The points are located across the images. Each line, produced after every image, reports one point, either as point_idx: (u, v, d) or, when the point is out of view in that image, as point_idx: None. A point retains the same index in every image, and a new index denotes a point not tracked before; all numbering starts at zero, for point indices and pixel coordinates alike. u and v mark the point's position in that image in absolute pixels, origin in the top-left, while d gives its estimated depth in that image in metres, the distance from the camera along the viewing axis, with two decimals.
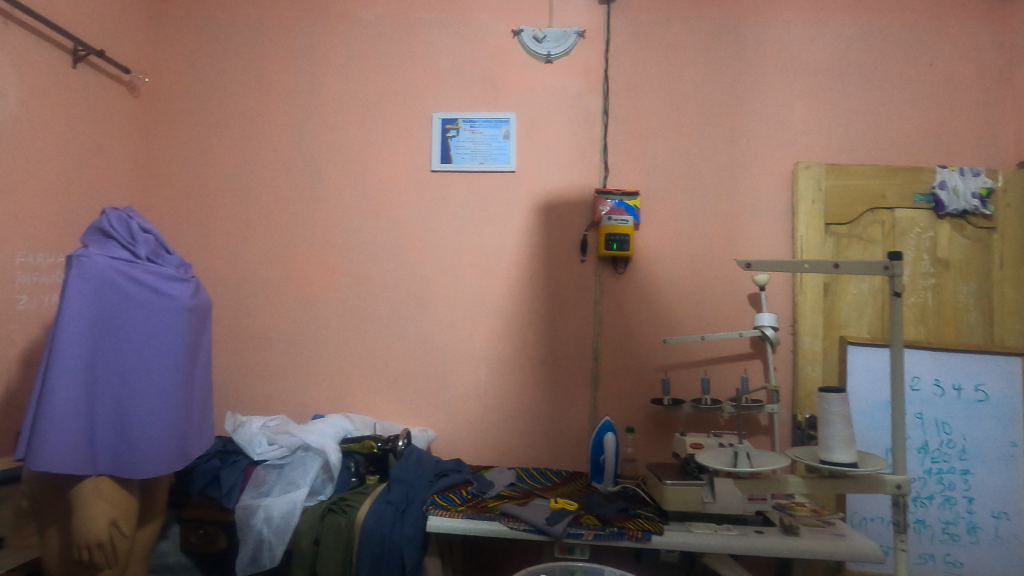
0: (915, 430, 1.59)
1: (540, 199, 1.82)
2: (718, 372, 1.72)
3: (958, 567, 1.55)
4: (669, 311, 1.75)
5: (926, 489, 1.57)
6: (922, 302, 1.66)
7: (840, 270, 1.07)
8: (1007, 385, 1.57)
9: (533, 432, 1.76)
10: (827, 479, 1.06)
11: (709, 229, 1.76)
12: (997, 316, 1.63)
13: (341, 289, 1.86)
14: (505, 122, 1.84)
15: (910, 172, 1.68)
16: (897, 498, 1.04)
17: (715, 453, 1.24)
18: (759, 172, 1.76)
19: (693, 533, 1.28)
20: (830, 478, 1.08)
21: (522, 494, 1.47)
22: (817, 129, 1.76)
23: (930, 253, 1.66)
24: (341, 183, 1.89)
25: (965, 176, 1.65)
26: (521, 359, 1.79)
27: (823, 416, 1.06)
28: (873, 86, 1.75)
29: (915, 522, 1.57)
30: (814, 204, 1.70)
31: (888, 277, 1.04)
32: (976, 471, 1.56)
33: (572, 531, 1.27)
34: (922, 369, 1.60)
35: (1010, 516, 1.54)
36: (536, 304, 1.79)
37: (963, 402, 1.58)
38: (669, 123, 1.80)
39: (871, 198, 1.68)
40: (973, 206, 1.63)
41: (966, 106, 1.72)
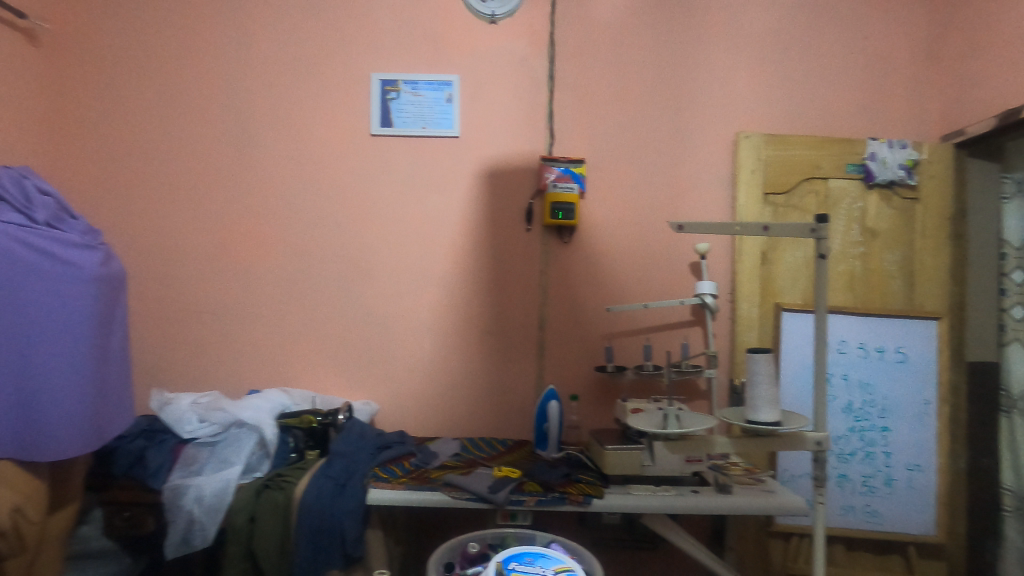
0: (842, 391, 1.67)
1: (485, 166, 1.77)
2: (661, 340, 1.75)
3: (876, 517, 1.66)
4: (614, 281, 1.76)
5: (850, 446, 1.67)
6: (851, 270, 1.73)
7: (770, 232, 1.09)
8: (924, 347, 1.67)
9: (479, 402, 1.75)
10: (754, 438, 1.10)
11: (654, 198, 1.76)
12: (918, 282, 1.72)
13: (276, 259, 1.77)
14: (448, 85, 1.77)
15: (844, 144, 1.73)
16: (818, 454, 1.08)
17: (644, 415, 1.26)
18: (703, 141, 1.77)
19: (633, 495, 1.31)
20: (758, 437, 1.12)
21: (465, 463, 1.47)
22: (759, 99, 1.78)
23: (859, 223, 1.73)
24: (275, 147, 1.78)
25: (893, 148, 1.71)
26: (466, 328, 1.76)
27: (751, 377, 1.09)
28: (813, 57, 1.78)
29: (839, 477, 1.67)
30: (754, 174, 1.72)
31: (815, 240, 1.07)
32: (894, 427, 1.66)
33: (514, 498, 1.28)
34: (849, 333, 1.68)
35: (922, 468, 1.65)
36: (482, 274, 1.77)
37: (885, 363, 1.67)
38: (615, 90, 1.77)
39: (807, 169, 1.73)
40: (899, 176, 1.70)
41: (897, 80, 1.78)
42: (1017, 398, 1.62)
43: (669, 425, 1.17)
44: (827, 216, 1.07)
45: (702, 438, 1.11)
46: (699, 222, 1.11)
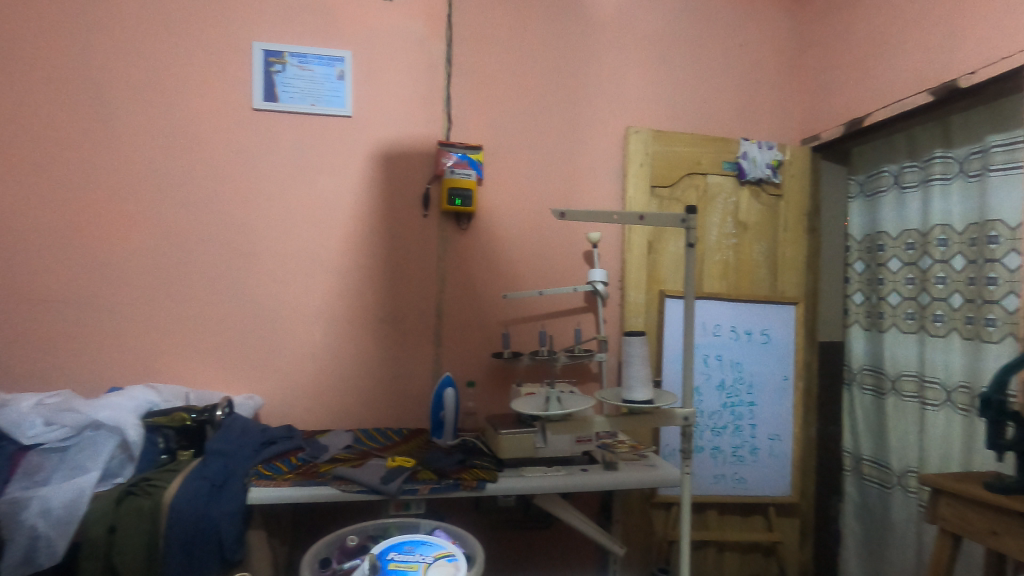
0: (716, 370, 1.82)
1: (380, 148, 1.71)
2: (555, 326, 1.80)
3: (742, 483, 1.84)
4: (510, 268, 1.78)
5: (722, 420, 1.82)
6: (725, 260, 1.89)
7: (646, 222, 1.14)
8: (785, 329, 1.86)
9: (374, 392, 1.71)
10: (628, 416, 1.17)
11: (550, 188, 1.80)
12: (780, 271, 1.91)
13: (142, 242, 1.60)
14: (340, 61, 1.68)
15: (721, 143, 1.87)
16: (686, 428, 1.17)
17: (529, 400, 1.29)
18: (596, 134, 1.84)
19: (525, 477, 1.34)
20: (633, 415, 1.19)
21: (358, 455, 1.43)
22: (647, 97, 1.87)
23: (733, 217, 1.88)
24: (138, 117, 1.59)
25: (762, 149, 1.88)
26: (360, 316, 1.70)
27: (627, 358, 1.15)
28: (696, 60, 1.90)
29: (713, 449, 1.82)
30: (642, 167, 1.81)
31: (685, 229, 1.14)
32: (759, 402, 1.84)
33: (407, 488, 1.26)
34: (723, 317, 1.83)
35: (781, 437, 1.85)
36: (377, 260, 1.71)
37: (752, 345, 1.84)
38: (513, 79, 1.78)
39: (689, 165, 1.85)
40: (766, 174, 1.87)
41: (765, 87, 1.96)
42: (854, 372, 1.90)
43: (552, 408, 1.21)
44: (696, 208, 1.15)
45: (583, 419, 1.15)
46: (580, 210, 1.13)
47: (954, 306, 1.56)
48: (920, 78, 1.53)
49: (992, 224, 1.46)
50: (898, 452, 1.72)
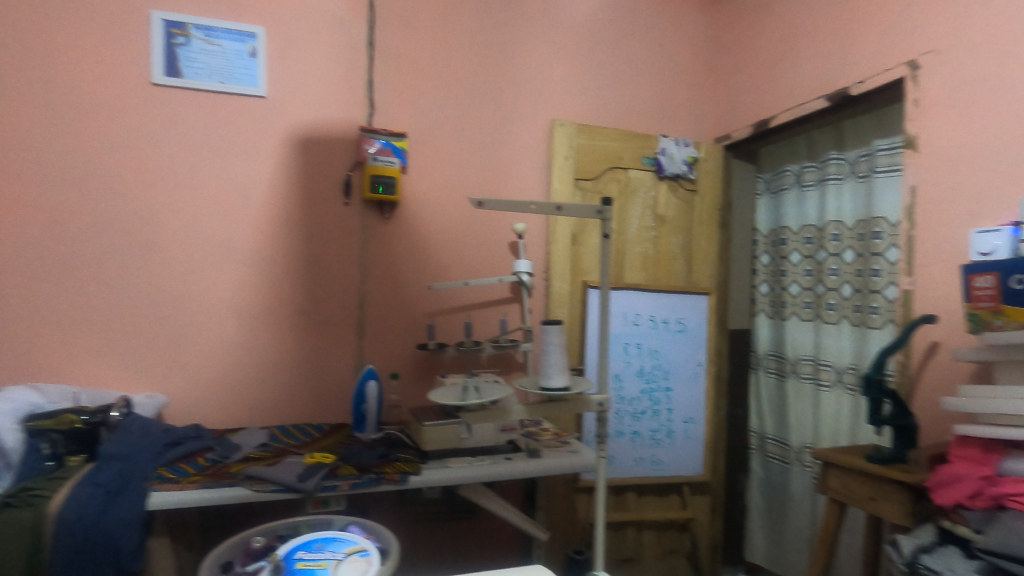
0: (636, 357, 1.89)
1: (297, 131, 1.63)
2: (480, 317, 1.80)
3: (659, 464, 1.93)
4: (436, 258, 1.76)
5: (641, 406, 1.90)
6: (644, 252, 1.96)
7: (563, 212, 1.16)
8: (699, 318, 1.96)
9: (292, 387, 1.64)
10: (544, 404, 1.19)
11: (475, 178, 1.79)
12: (695, 263, 2.01)
13: (20, 226, 1.43)
14: (252, 38, 1.58)
15: (641, 138, 1.94)
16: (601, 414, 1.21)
17: (446, 389, 1.30)
18: (522, 125, 1.84)
19: (449, 468, 1.33)
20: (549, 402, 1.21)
21: (273, 453, 1.36)
22: (572, 90, 1.90)
23: (652, 210, 1.96)
24: (12, 86, 1.42)
25: (679, 146, 1.97)
26: (275, 308, 1.62)
27: (544, 347, 1.18)
28: (618, 56, 1.96)
29: (632, 433, 1.90)
30: (566, 160, 1.84)
31: (601, 221, 1.18)
32: (675, 387, 1.94)
33: (326, 484, 1.22)
34: (643, 307, 1.91)
35: (695, 420, 1.96)
36: (294, 250, 1.63)
37: (669, 333, 1.93)
38: (438, 65, 1.75)
39: (612, 159, 1.90)
40: (683, 170, 1.96)
41: (681, 87, 2.05)
42: (760, 357, 2.04)
43: (470, 398, 1.22)
44: (611, 200, 1.19)
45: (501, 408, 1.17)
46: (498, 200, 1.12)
47: (845, 295, 1.71)
48: (818, 84, 1.65)
49: (877, 221, 1.61)
50: (797, 429, 1.87)
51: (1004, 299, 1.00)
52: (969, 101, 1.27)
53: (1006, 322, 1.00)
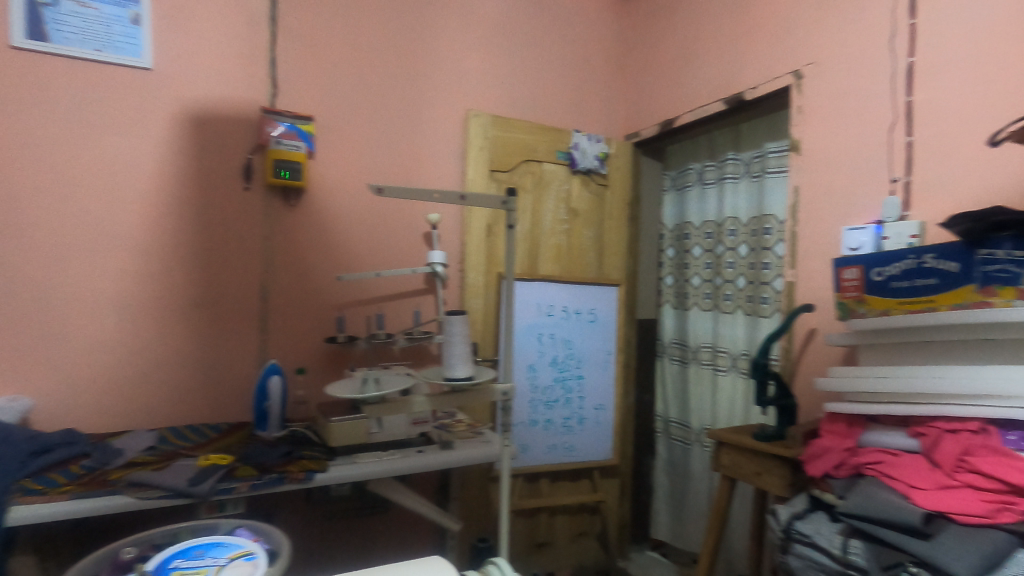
0: (549, 347, 1.93)
1: (190, 109, 1.51)
2: (393, 308, 1.76)
3: (571, 450, 1.99)
4: (346, 248, 1.69)
5: (554, 394, 1.95)
6: (558, 244, 2.00)
7: (467, 201, 1.16)
8: (609, 309, 2.04)
9: (185, 386, 1.52)
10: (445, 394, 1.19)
11: (388, 166, 1.74)
12: (606, 255, 2.08)
13: None
14: (135, 3, 1.44)
15: (555, 133, 1.97)
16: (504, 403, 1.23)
17: (346, 382, 1.25)
18: (436, 114, 1.82)
19: (358, 463, 1.29)
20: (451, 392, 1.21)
21: (162, 457, 1.26)
22: (487, 81, 1.90)
23: (565, 203, 2.00)
24: None
25: (591, 142, 2.03)
26: (166, 301, 1.49)
27: (448, 337, 1.20)
28: (532, 50, 1.98)
29: (546, 421, 1.94)
30: (481, 151, 1.84)
31: (506, 211, 1.19)
32: (586, 375, 2.00)
33: (221, 487, 1.15)
34: (557, 298, 1.95)
35: (605, 407, 2.03)
36: (187, 237, 1.51)
37: (581, 323, 1.99)
38: (348, 47, 1.68)
39: (526, 152, 1.92)
40: (594, 165, 2.02)
41: (593, 84, 2.11)
42: (665, 345, 2.14)
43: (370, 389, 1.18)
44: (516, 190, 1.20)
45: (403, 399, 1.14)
46: (399, 187, 1.10)
47: (739, 287, 1.84)
48: (717, 88, 1.76)
49: (767, 218, 1.74)
50: (697, 412, 1.99)
51: (867, 290, 1.12)
52: (843, 110, 1.40)
53: (868, 309, 1.12)
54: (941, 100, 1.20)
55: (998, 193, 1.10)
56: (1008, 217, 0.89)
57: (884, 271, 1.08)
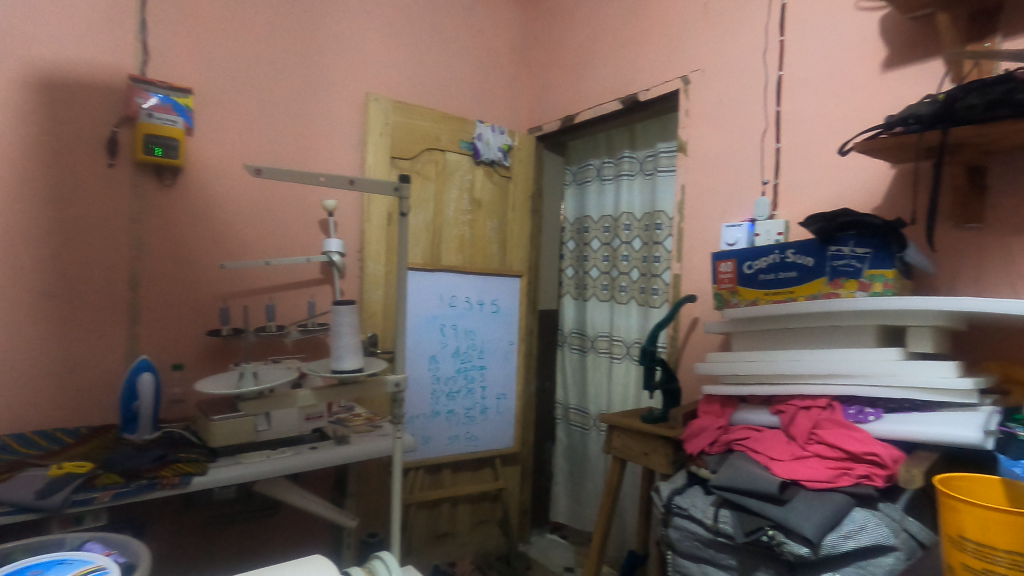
0: (452, 338, 1.93)
1: (38, 71, 1.32)
2: (285, 299, 1.66)
3: (473, 440, 2.00)
4: (231, 234, 1.57)
5: (456, 385, 1.95)
6: (461, 234, 1.99)
7: (357, 187, 1.12)
8: (511, 300, 2.06)
9: (34, 386, 1.34)
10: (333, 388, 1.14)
11: (280, 147, 1.64)
12: (509, 246, 2.10)
13: None
14: None
15: (459, 122, 1.96)
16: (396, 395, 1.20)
17: (222, 377, 1.18)
18: (333, 95, 1.73)
19: (242, 464, 1.21)
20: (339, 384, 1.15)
21: (4, 468, 1.10)
22: (388, 64, 1.84)
23: (468, 193, 2.00)
24: None
25: (494, 133, 2.03)
26: (9, 290, 1.30)
27: (335, 328, 1.13)
28: (435, 36, 1.95)
29: (448, 412, 1.93)
30: (382, 136, 1.78)
31: (397, 197, 1.17)
32: (489, 365, 2.02)
33: (77, 498, 1.03)
34: (459, 289, 1.95)
35: (506, 396, 2.06)
36: (35, 217, 1.32)
37: (484, 313, 2.00)
38: (233, 17, 1.56)
39: (429, 140, 1.89)
40: (497, 157, 2.03)
41: (496, 76, 2.12)
42: (566, 335, 2.22)
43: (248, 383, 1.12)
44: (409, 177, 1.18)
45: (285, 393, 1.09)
46: (281, 169, 1.04)
47: (633, 279, 1.94)
48: (614, 88, 1.83)
49: (658, 214, 1.85)
50: (594, 398, 2.08)
51: (739, 282, 1.22)
52: (723, 115, 1.51)
53: (740, 300, 1.22)
54: (804, 111, 1.34)
55: (848, 196, 1.24)
56: (852, 217, 1.02)
57: (754, 264, 1.18)
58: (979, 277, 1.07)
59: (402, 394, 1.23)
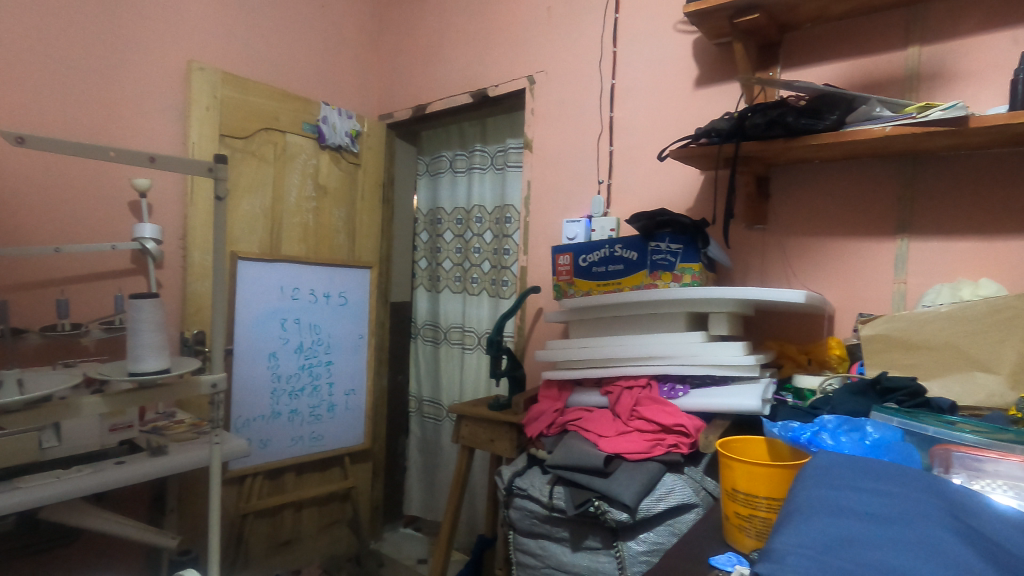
0: (294, 333, 1.80)
1: None
2: (84, 292, 1.42)
3: (319, 440, 1.89)
4: (6, 215, 1.31)
5: (299, 383, 1.82)
6: (304, 223, 1.87)
7: (157, 164, 0.99)
8: (360, 292, 1.99)
9: None
10: (132, 393, 0.97)
11: (74, 115, 1.40)
12: (358, 237, 2.03)
13: None
14: None
15: (301, 102, 1.83)
16: (214, 397, 1.07)
17: None
18: (147, 60, 1.52)
19: (20, 489, 1.01)
20: (138, 390, 0.98)
21: None
22: (216, 32, 1.66)
23: (313, 179, 1.88)
24: None
25: (341, 117, 1.93)
26: None
27: (132, 324, 1.00)
28: (273, 7, 1.80)
29: (290, 412, 1.81)
30: (209, 111, 1.60)
31: (212, 179, 1.05)
32: (336, 361, 1.92)
33: None
34: (302, 281, 1.82)
35: (355, 391, 1.98)
36: None
37: (330, 306, 1.90)
38: None
39: (265, 119, 1.74)
40: (344, 142, 1.94)
41: (343, 57, 2.02)
42: (419, 327, 2.20)
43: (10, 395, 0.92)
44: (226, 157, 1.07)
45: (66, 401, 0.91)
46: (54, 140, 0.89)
47: (484, 270, 1.98)
48: (463, 80, 1.85)
49: (508, 208, 1.91)
50: (447, 389, 2.10)
51: (576, 274, 1.31)
52: (564, 117, 1.60)
53: (576, 290, 1.31)
54: (632, 119, 1.47)
55: (668, 198, 1.39)
56: (668, 216, 1.15)
57: (588, 258, 1.28)
58: (764, 271, 1.27)
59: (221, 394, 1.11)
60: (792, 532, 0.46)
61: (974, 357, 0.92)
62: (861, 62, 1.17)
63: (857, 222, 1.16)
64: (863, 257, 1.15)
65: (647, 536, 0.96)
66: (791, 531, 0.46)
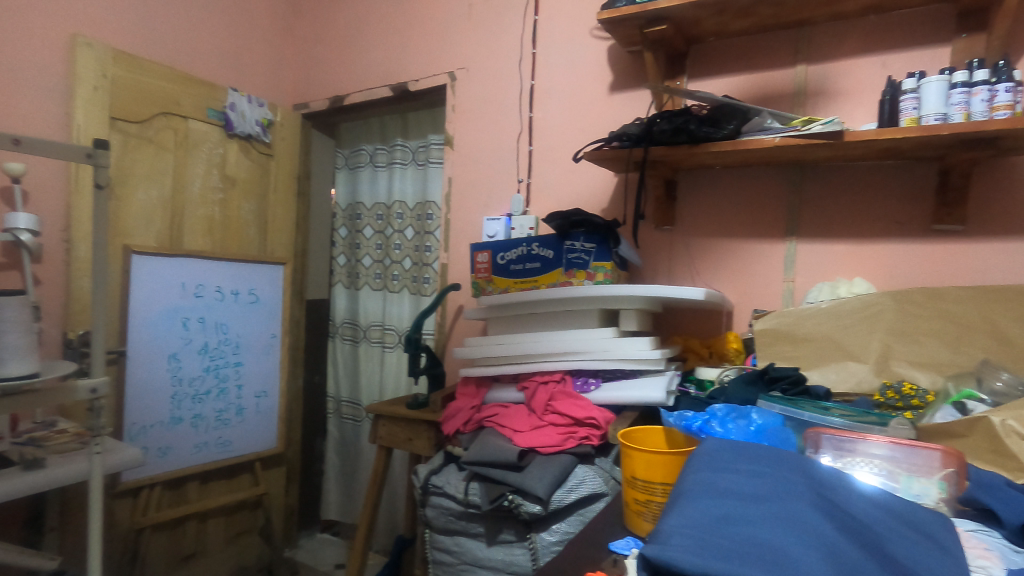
0: (198, 333, 1.68)
1: None
2: None
3: (227, 446, 1.78)
4: None
5: (204, 386, 1.71)
6: (209, 215, 1.76)
7: (24, 147, 0.91)
8: (272, 289, 1.89)
9: None
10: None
11: None
12: (270, 231, 1.93)
13: None
14: None
15: (205, 86, 1.71)
16: (94, 404, 0.98)
17: None
18: (22, 31, 1.37)
19: None
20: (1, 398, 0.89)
21: None
22: (106, 6, 1.53)
23: (219, 170, 1.77)
24: None
25: (251, 104, 1.84)
26: None
27: None
28: None
29: (193, 418, 1.69)
30: (96, 91, 1.46)
31: (92, 166, 0.97)
32: (245, 361, 1.82)
33: None
34: (207, 278, 1.71)
35: (268, 393, 1.89)
36: None
37: (239, 304, 1.80)
38: None
39: (164, 102, 1.61)
40: (255, 131, 1.85)
41: (254, 42, 1.92)
42: (337, 325, 2.13)
43: None
44: (109, 143, 0.99)
45: None
46: None
47: (405, 267, 1.95)
48: (383, 73, 1.81)
49: (430, 204, 1.89)
50: (366, 389, 2.05)
51: (494, 271, 1.32)
52: (485, 115, 1.61)
53: (494, 288, 1.32)
54: (551, 120, 1.50)
55: (584, 198, 1.44)
56: (582, 216, 1.19)
57: (506, 256, 1.29)
58: (671, 270, 1.35)
59: (104, 401, 1.02)
60: (681, 513, 0.48)
61: (847, 349, 1.02)
62: (756, 77, 1.26)
63: (753, 225, 1.25)
64: (757, 257, 1.25)
65: (559, 527, 0.99)
66: (679, 513, 0.49)
